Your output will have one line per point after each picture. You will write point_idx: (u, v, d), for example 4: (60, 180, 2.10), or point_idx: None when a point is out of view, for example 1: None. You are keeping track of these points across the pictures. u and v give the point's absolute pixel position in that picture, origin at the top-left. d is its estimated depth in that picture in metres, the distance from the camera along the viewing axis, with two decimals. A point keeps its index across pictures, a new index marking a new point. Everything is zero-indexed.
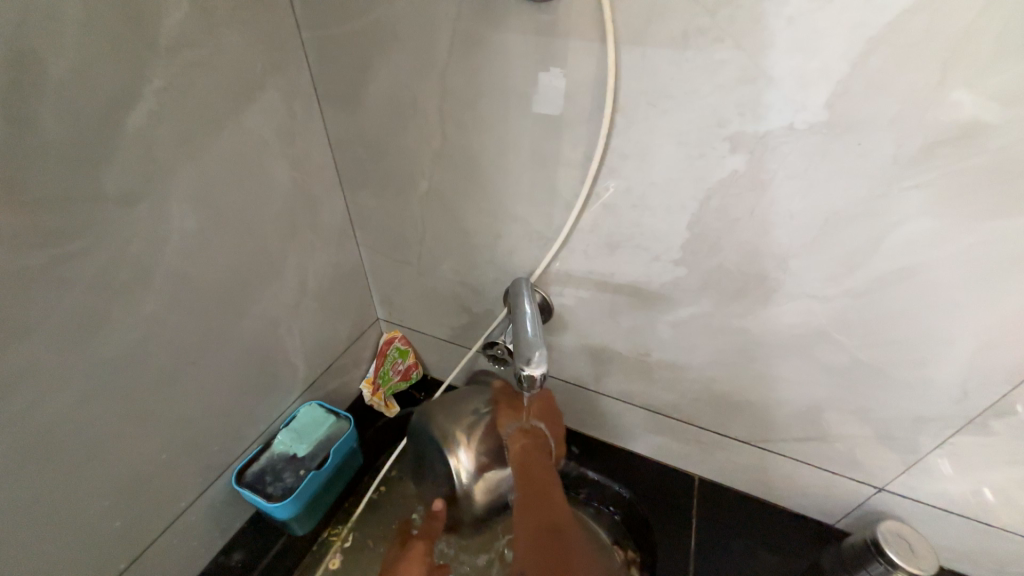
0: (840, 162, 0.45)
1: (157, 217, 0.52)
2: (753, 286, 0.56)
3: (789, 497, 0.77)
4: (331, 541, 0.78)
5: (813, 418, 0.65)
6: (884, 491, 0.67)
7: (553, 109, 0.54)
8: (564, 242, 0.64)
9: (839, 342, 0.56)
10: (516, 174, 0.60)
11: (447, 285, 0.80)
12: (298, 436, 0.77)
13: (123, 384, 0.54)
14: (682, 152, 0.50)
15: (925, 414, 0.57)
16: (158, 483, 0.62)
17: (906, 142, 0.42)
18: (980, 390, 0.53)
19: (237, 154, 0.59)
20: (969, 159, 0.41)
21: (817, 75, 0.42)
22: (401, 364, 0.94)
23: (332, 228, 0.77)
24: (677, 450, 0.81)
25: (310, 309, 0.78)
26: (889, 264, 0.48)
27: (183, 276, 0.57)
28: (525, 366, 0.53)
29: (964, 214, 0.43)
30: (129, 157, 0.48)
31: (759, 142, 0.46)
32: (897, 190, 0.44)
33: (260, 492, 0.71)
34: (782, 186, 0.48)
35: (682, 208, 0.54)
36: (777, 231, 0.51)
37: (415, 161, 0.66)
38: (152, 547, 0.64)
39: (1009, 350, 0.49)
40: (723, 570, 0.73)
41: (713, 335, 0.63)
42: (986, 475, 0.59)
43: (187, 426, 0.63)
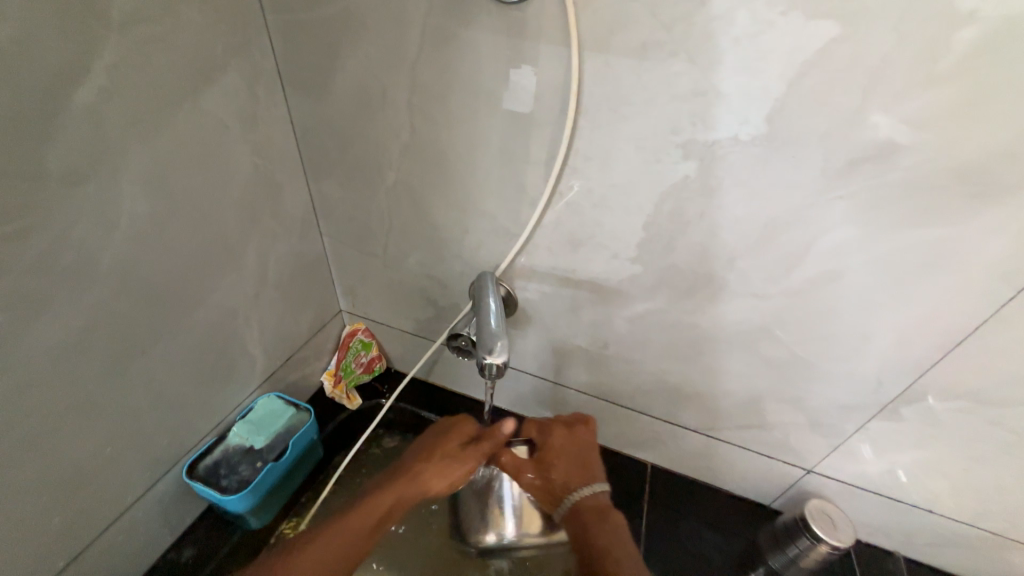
0: (779, 172, 0.49)
1: (106, 199, 0.50)
2: (702, 284, 0.60)
3: (732, 481, 0.83)
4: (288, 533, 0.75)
5: (753, 407, 0.70)
6: (812, 473, 0.74)
7: (517, 107, 0.55)
8: (529, 238, 0.66)
9: (777, 337, 0.61)
10: (484, 170, 0.62)
11: (412, 277, 0.80)
12: (255, 428, 0.76)
13: (65, 374, 0.52)
14: (640, 156, 0.53)
15: (848, 402, 0.64)
16: (103, 477, 0.59)
17: (834, 157, 0.47)
18: (892, 380, 0.59)
19: (194, 135, 0.57)
20: (885, 174, 0.46)
21: (760, 91, 0.46)
22: (365, 356, 0.94)
23: (295, 216, 0.75)
24: (632, 438, 0.85)
25: (271, 299, 0.77)
26: (820, 267, 0.54)
27: (134, 261, 0.55)
28: (487, 355, 0.55)
29: (880, 223, 0.49)
30: (76, 134, 0.46)
31: (708, 150, 0.50)
32: (827, 200, 0.49)
33: (214, 485, 0.70)
34: (728, 192, 0.52)
35: (640, 209, 0.57)
36: (724, 233, 0.55)
37: (382, 152, 0.66)
38: (95, 544, 0.61)
39: (916, 345, 0.55)
40: (671, 550, 0.78)
41: (666, 329, 0.67)
42: (896, 456, 0.67)
43: (136, 417, 0.61)
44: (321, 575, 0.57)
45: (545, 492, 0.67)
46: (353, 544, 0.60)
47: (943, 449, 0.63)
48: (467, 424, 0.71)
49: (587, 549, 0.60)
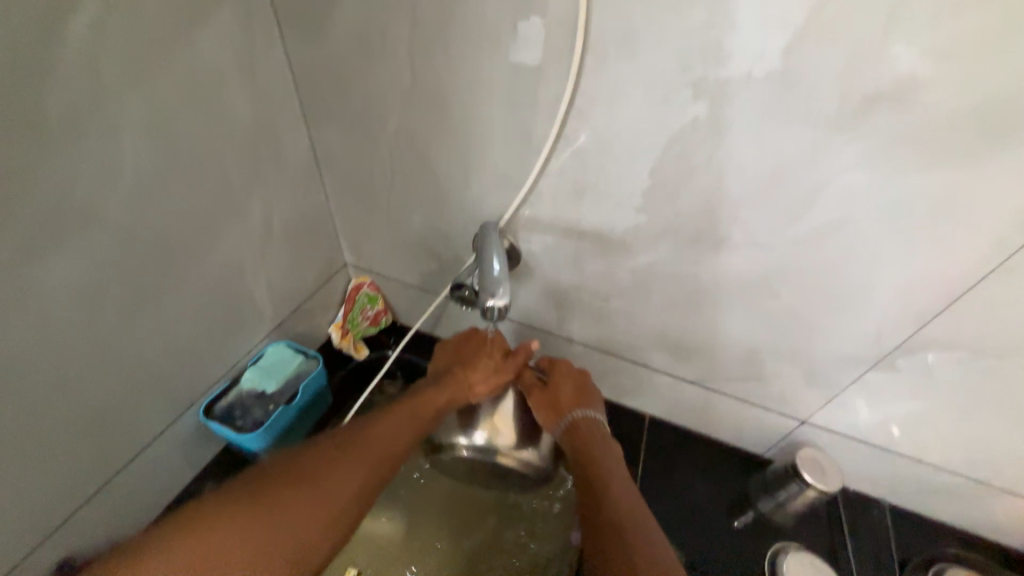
0: (791, 113, 0.47)
1: (109, 139, 0.50)
2: (707, 234, 0.60)
3: (727, 432, 0.85)
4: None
5: (752, 359, 0.71)
6: (806, 424, 0.76)
7: (519, 56, 0.54)
8: (533, 188, 0.65)
9: (779, 288, 0.61)
10: (487, 115, 0.60)
11: (416, 230, 0.80)
12: (266, 373, 0.79)
13: (82, 314, 0.53)
14: (648, 98, 0.52)
15: (846, 354, 0.64)
16: (125, 414, 0.63)
17: (851, 96, 0.45)
18: (893, 331, 0.59)
19: (192, 75, 0.56)
20: (902, 115, 0.44)
21: (776, 24, 0.43)
22: (371, 310, 0.95)
23: (297, 165, 0.75)
24: (632, 391, 0.87)
25: (277, 250, 0.77)
26: (827, 215, 0.53)
27: (141, 205, 0.55)
28: (489, 298, 0.56)
29: (892, 169, 0.47)
30: (73, 70, 0.45)
31: (719, 90, 0.48)
32: (839, 144, 0.48)
33: (230, 425, 0.74)
34: (738, 136, 0.51)
35: (646, 155, 0.56)
36: (731, 180, 0.54)
37: (383, 96, 0.65)
38: (122, 474, 0.66)
39: (920, 297, 0.55)
40: (665, 494, 0.82)
41: (668, 281, 0.67)
42: (890, 408, 0.68)
43: (152, 358, 0.63)
44: (329, 503, 0.56)
45: (545, 413, 0.71)
46: (410, 435, 0.65)
47: (937, 400, 0.64)
48: (500, 340, 0.74)
49: (584, 465, 0.66)
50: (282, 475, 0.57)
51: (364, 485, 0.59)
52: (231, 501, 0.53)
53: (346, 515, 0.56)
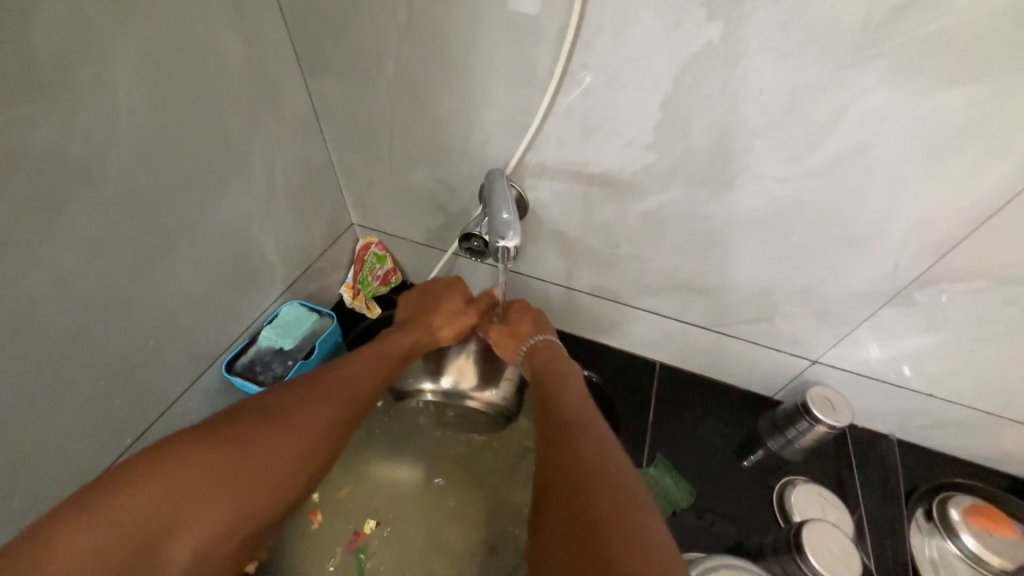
0: (812, 29, 0.45)
1: (103, 89, 0.49)
2: (720, 170, 0.58)
3: (737, 375, 0.86)
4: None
5: (764, 300, 0.71)
6: (817, 363, 0.76)
7: (517, 12, 0.53)
8: (538, 131, 0.63)
9: (793, 224, 0.60)
10: (488, 52, 0.58)
11: (421, 183, 0.79)
12: (282, 331, 0.81)
13: (99, 271, 0.54)
14: (659, 22, 0.49)
15: (861, 289, 0.64)
16: (151, 369, 0.65)
17: (878, 5, 0.42)
18: (909, 264, 0.58)
19: (181, 20, 0.53)
20: (933, 23, 0.41)
21: None
22: (380, 270, 0.95)
23: (296, 119, 0.73)
24: (642, 338, 0.88)
25: (282, 208, 0.77)
26: (847, 141, 0.51)
27: (143, 159, 0.55)
28: (500, 240, 0.56)
29: (918, 85, 0.45)
30: (59, 14, 0.44)
31: (735, 7, 0.45)
32: (863, 61, 0.45)
33: (252, 380, 0.76)
34: (754, 59, 0.48)
35: (657, 86, 0.53)
36: (746, 109, 0.52)
37: (379, 38, 0.62)
38: (155, 426, 0.69)
39: (940, 224, 0.54)
40: (676, 435, 0.84)
41: (679, 223, 0.66)
42: (903, 343, 0.68)
43: (171, 315, 0.65)
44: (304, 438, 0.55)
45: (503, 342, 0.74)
46: (381, 376, 0.66)
47: (953, 332, 0.63)
48: (462, 288, 0.77)
49: (541, 379, 0.66)
50: (251, 418, 0.53)
51: (336, 424, 0.58)
52: (188, 447, 0.48)
53: (324, 450, 0.57)
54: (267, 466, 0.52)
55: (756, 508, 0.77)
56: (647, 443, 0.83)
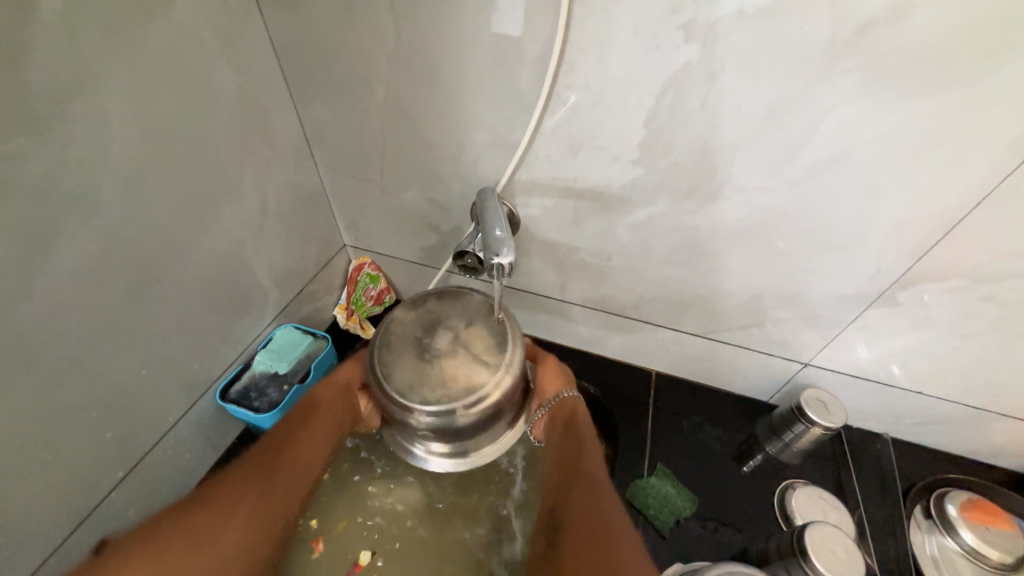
0: (784, 47, 0.47)
1: (96, 121, 0.49)
2: (704, 182, 0.60)
3: (732, 381, 0.87)
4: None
5: (754, 306, 0.72)
6: (809, 366, 0.78)
7: (501, 29, 0.54)
8: (528, 149, 0.65)
9: (776, 232, 0.62)
10: (476, 75, 0.59)
11: (413, 203, 0.80)
12: (277, 355, 0.80)
13: (90, 301, 0.54)
14: (639, 43, 0.51)
15: (847, 292, 0.65)
16: (143, 398, 0.64)
17: (844, 24, 0.44)
18: (890, 266, 0.60)
19: (173, 53, 0.54)
20: (896, 39, 0.44)
21: None
22: (373, 290, 0.96)
23: (287, 145, 0.74)
24: (637, 348, 0.89)
25: (274, 232, 0.77)
26: (824, 151, 0.53)
27: (135, 188, 0.55)
28: (495, 258, 0.57)
29: (888, 95, 0.47)
30: (54, 50, 0.44)
31: (710, 30, 0.48)
32: (834, 75, 0.47)
33: (247, 407, 0.75)
34: (731, 76, 0.50)
35: (640, 104, 0.55)
36: (726, 123, 0.54)
37: (369, 64, 0.63)
38: (147, 457, 0.68)
39: (917, 226, 0.56)
40: (675, 444, 0.84)
41: (668, 234, 0.68)
42: (890, 343, 0.69)
43: (164, 343, 0.64)
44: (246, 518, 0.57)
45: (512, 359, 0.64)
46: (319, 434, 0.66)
47: (936, 330, 0.65)
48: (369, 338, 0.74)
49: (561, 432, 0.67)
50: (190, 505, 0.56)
51: (275, 493, 0.60)
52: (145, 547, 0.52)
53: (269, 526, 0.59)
54: (206, 543, 0.54)
55: (759, 513, 0.78)
56: (647, 453, 0.83)
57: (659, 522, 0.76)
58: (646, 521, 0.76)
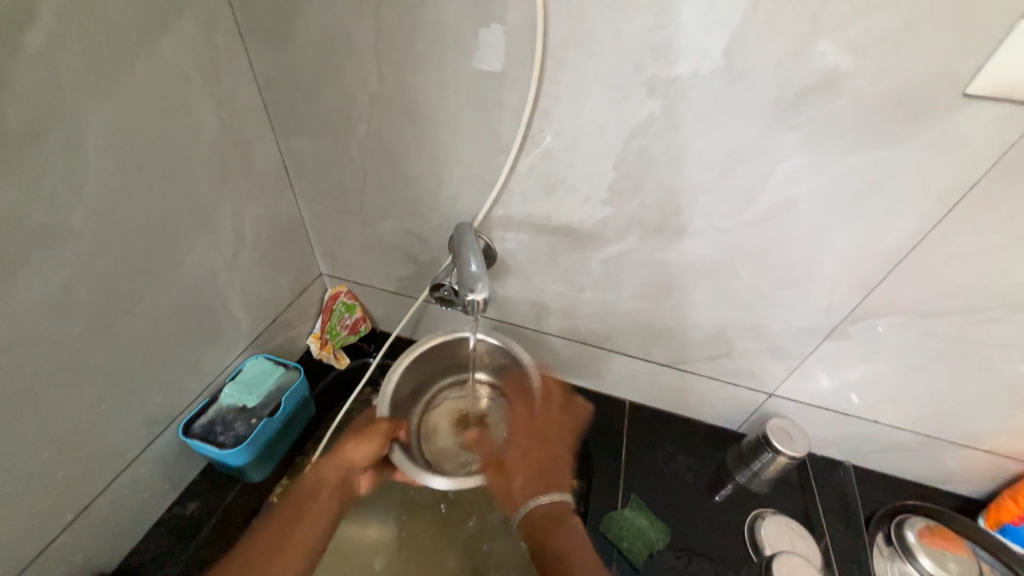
0: (737, 104, 0.52)
1: (73, 153, 0.49)
2: (670, 222, 0.64)
3: (703, 411, 0.90)
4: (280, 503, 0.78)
5: (720, 338, 0.76)
6: (774, 396, 0.81)
7: (481, 65, 0.57)
8: (504, 187, 0.67)
9: (738, 269, 0.66)
10: (455, 117, 0.62)
11: (391, 235, 0.81)
12: (246, 388, 0.78)
13: (50, 333, 0.52)
14: (608, 95, 0.55)
15: (805, 326, 0.69)
16: (99, 434, 0.61)
17: (787, 87, 0.49)
18: (842, 302, 0.65)
19: (155, 89, 0.55)
20: (833, 102, 0.49)
21: (718, 24, 0.47)
22: (349, 318, 0.95)
23: (267, 176, 0.75)
24: (611, 379, 0.90)
25: (250, 262, 0.77)
26: (776, 196, 0.57)
27: (109, 219, 0.54)
28: (469, 293, 0.58)
29: (831, 149, 0.52)
30: (33, 84, 0.45)
31: (672, 86, 0.52)
32: (781, 130, 0.52)
33: (212, 442, 0.72)
34: (691, 127, 0.55)
35: (609, 149, 0.59)
36: (689, 169, 0.58)
37: (352, 103, 0.66)
38: (100, 497, 0.64)
39: (863, 266, 0.60)
40: (649, 473, 0.85)
41: (638, 269, 0.71)
42: (846, 374, 0.73)
43: (127, 376, 0.62)
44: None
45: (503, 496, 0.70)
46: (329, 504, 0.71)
47: (886, 362, 0.70)
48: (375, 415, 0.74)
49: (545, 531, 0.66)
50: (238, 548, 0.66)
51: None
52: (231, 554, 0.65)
53: None
54: None
55: (730, 544, 0.78)
56: (621, 485, 0.83)
57: (633, 555, 0.75)
58: (620, 554, 0.76)
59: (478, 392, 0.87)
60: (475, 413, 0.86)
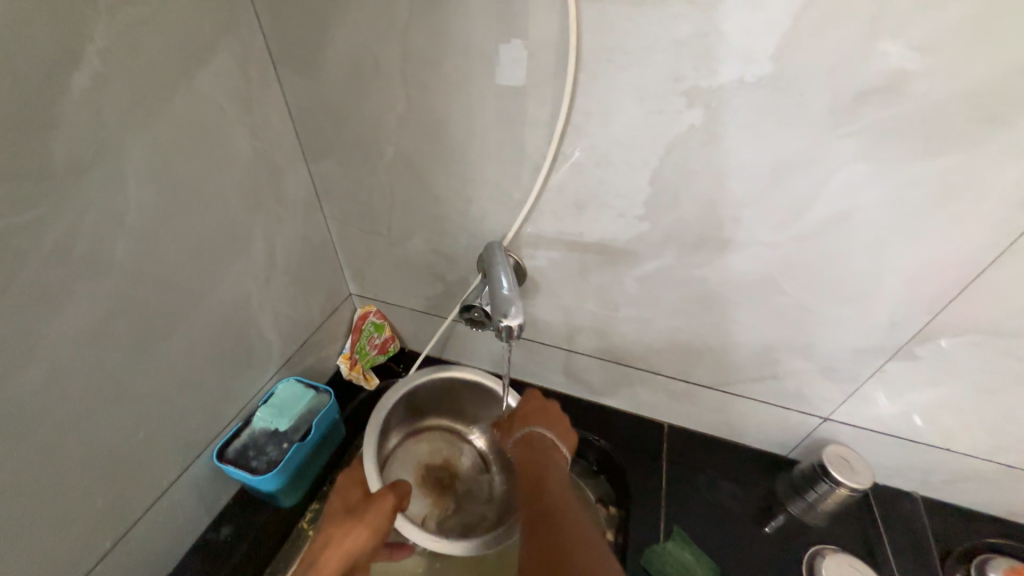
0: (786, 113, 0.48)
1: (115, 186, 0.50)
2: (711, 237, 0.60)
3: (749, 435, 0.84)
4: (308, 531, 0.80)
5: (767, 358, 0.71)
6: (829, 421, 0.75)
7: (510, 83, 0.56)
8: (534, 204, 0.65)
9: (786, 286, 0.61)
10: (483, 136, 0.61)
11: (420, 255, 0.80)
12: (278, 411, 0.77)
13: (93, 362, 0.53)
14: (642, 108, 0.52)
15: (865, 346, 0.64)
16: (138, 461, 0.62)
17: (842, 93, 0.46)
18: (907, 320, 0.59)
19: (193, 121, 0.57)
20: (895, 107, 0.45)
21: (765, 29, 0.44)
22: (378, 338, 0.94)
23: (298, 201, 0.76)
24: (648, 400, 0.86)
25: (282, 285, 0.78)
26: (830, 209, 0.53)
27: (148, 248, 0.55)
28: (502, 319, 0.56)
29: (895, 157, 0.48)
30: (79, 122, 0.46)
31: (713, 96, 0.49)
32: (836, 137, 0.48)
33: (244, 467, 0.72)
34: (734, 138, 0.51)
35: (645, 164, 0.56)
36: (732, 182, 0.55)
37: (381, 126, 0.66)
38: (138, 524, 0.65)
39: (932, 281, 0.55)
40: (692, 502, 0.80)
41: (677, 286, 0.67)
42: (912, 398, 0.67)
43: (164, 401, 0.63)
44: None
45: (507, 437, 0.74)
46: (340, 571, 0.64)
47: (959, 386, 0.63)
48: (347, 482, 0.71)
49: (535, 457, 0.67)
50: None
51: None
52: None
53: None
54: None
55: None
56: (663, 515, 0.78)
57: None
58: None
59: (452, 454, 0.88)
60: (441, 460, 0.87)
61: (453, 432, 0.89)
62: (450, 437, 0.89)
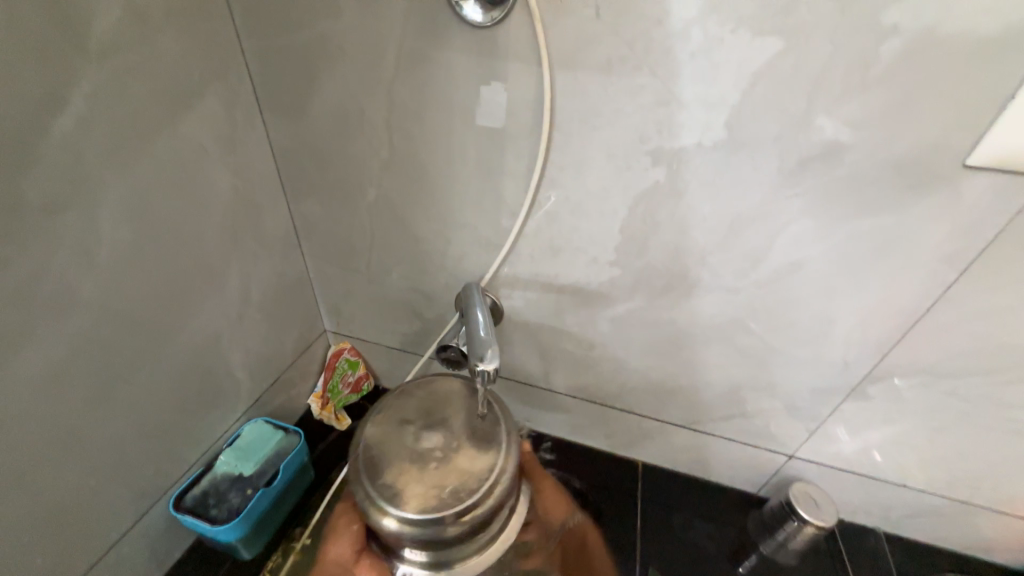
0: (740, 174, 0.53)
1: (90, 226, 0.50)
2: (677, 283, 0.64)
3: (721, 473, 0.85)
4: None
5: (733, 397, 0.73)
6: (794, 458, 0.77)
7: (491, 128, 0.59)
8: (511, 247, 0.68)
9: (750, 328, 0.65)
10: (463, 182, 0.64)
11: (398, 292, 0.81)
12: (243, 454, 0.75)
13: (47, 407, 0.51)
14: (612, 164, 0.57)
15: (823, 385, 0.67)
16: (85, 512, 0.58)
17: (788, 158, 0.51)
18: (858, 361, 0.63)
19: (176, 161, 0.58)
20: (833, 172, 0.50)
21: (718, 101, 0.50)
22: (351, 376, 0.92)
23: (277, 238, 0.76)
24: (623, 438, 0.87)
25: (255, 322, 0.76)
26: (784, 259, 0.58)
27: (118, 288, 0.55)
28: (479, 362, 0.56)
29: (836, 217, 0.53)
30: (58, 164, 0.46)
31: (675, 156, 0.54)
32: (785, 197, 0.53)
33: (203, 517, 0.69)
34: (696, 193, 0.56)
35: (615, 215, 0.60)
36: (695, 234, 0.59)
37: (364, 169, 0.68)
38: None
39: (877, 326, 0.59)
40: (667, 542, 0.80)
41: (648, 328, 0.70)
42: (869, 436, 0.70)
43: (122, 447, 0.60)
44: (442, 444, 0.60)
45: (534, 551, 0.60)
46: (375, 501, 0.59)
47: (910, 424, 0.67)
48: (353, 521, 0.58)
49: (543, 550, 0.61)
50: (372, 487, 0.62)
51: None
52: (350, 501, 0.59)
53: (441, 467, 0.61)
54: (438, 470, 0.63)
55: None
56: (638, 556, 0.78)
57: None
58: None
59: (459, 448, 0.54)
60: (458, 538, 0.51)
61: (428, 409, 0.58)
62: (415, 415, 0.57)
